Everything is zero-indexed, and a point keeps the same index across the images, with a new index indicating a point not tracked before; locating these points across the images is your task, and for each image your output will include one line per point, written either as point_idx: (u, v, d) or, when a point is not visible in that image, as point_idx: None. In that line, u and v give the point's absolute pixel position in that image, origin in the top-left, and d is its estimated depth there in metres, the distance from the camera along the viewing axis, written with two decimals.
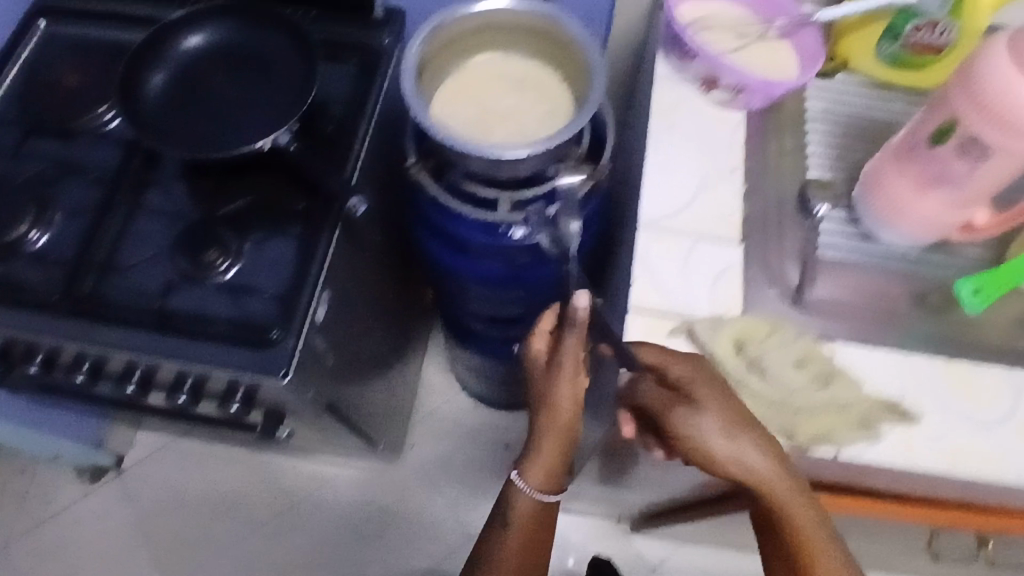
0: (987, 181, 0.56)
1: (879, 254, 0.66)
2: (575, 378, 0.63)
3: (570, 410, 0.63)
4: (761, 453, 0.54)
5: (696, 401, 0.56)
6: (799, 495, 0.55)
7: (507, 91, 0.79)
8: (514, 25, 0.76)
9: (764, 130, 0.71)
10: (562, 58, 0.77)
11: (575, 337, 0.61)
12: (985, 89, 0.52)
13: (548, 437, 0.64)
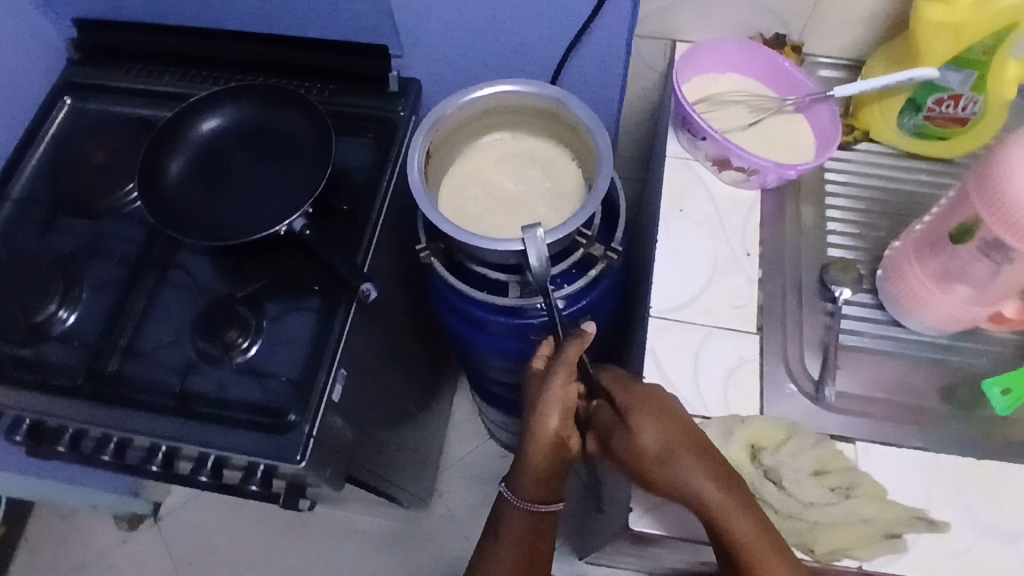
0: (1009, 282, 0.55)
1: (902, 343, 0.64)
2: (568, 387, 0.60)
3: (563, 419, 0.60)
4: (701, 474, 0.53)
5: (634, 426, 0.56)
6: (753, 529, 0.51)
7: (518, 172, 0.81)
8: (522, 110, 0.78)
9: (781, 207, 0.69)
10: (572, 141, 0.79)
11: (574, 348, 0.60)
12: (1004, 198, 0.50)
13: (539, 446, 0.60)
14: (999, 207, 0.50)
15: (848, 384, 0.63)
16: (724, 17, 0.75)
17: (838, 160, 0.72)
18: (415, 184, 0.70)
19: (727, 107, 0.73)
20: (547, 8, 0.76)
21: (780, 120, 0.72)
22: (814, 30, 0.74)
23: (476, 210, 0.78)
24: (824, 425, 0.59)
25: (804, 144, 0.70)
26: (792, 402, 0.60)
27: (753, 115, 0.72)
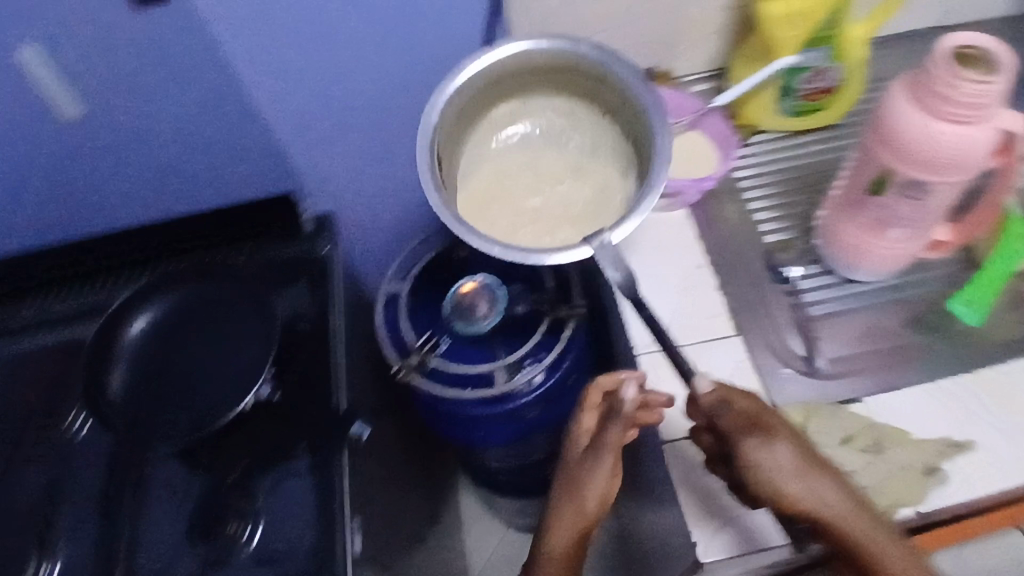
0: (934, 211, 0.60)
1: (861, 295, 0.69)
2: (610, 473, 0.61)
3: (597, 508, 0.61)
4: (841, 489, 0.54)
5: (767, 434, 0.55)
6: (886, 534, 0.53)
7: (578, 145, 0.78)
8: (531, 70, 0.72)
9: (709, 217, 0.75)
10: (605, 99, 0.73)
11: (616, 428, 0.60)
12: (903, 139, 0.55)
13: (574, 527, 0.60)
14: (906, 149, 0.55)
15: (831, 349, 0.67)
16: None
17: (739, 156, 0.79)
18: (434, 201, 0.63)
19: None
20: (438, 104, 0.82)
21: (681, 141, 0.79)
22: (677, 53, 0.82)
23: (517, 216, 0.74)
24: (829, 393, 0.63)
25: (709, 154, 0.78)
26: (794, 383, 0.63)
27: None
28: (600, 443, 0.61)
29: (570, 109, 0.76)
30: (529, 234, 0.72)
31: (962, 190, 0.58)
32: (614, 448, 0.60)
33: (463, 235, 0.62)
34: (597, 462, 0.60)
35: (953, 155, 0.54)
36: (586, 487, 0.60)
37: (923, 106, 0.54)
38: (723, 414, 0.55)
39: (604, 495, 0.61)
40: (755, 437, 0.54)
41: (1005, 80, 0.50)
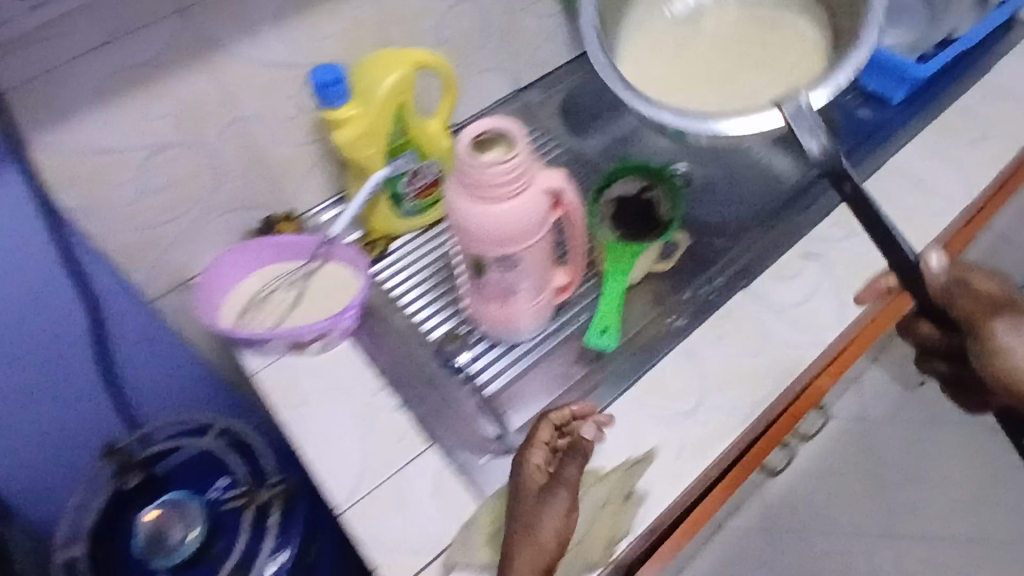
0: (533, 270, 0.64)
1: (527, 352, 0.73)
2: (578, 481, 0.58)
3: (548, 560, 0.55)
4: None
5: (1012, 319, 0.60)
6: None
7: (660, 49, 0.77)
8: (660, 56, 0.77)
9: (374, 336, 0.74)
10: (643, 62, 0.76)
11: (576, 463, 0.58)
12: (469, 229, 0.59)
13: (545, 548, 0.55)
14: (470, 234, 0.59)
15: (519, 415, 0.70)
16: (215, 232, 0.77)
17: (383, 270, 0.81)
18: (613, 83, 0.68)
19: (272, 295, 0.75)
20: None
21: (319, 277, 0.76)
22: (291, 192, 0.81)
23: (659, 71, 0.75)
24: None
25: (348, 279, 0.76)
26: (493, 467, 0.65)
27: (289, 289, 0.75)
28: (576, 443, 0.59)
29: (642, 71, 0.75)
30: (681, 94, 0.73)
31: (545, 246, 0.63)
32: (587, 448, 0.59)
33: (631, 99, 0.67)
34: (576, 459, 0.58)
35: (508, 227, 0.58)
36: (555, 503, 0.57)
37: (464, 195, 0.57)
38: (957, 298, 0.61)
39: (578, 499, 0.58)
40: (1001, 318, 0.60)
41: (512, 158, 0.55)
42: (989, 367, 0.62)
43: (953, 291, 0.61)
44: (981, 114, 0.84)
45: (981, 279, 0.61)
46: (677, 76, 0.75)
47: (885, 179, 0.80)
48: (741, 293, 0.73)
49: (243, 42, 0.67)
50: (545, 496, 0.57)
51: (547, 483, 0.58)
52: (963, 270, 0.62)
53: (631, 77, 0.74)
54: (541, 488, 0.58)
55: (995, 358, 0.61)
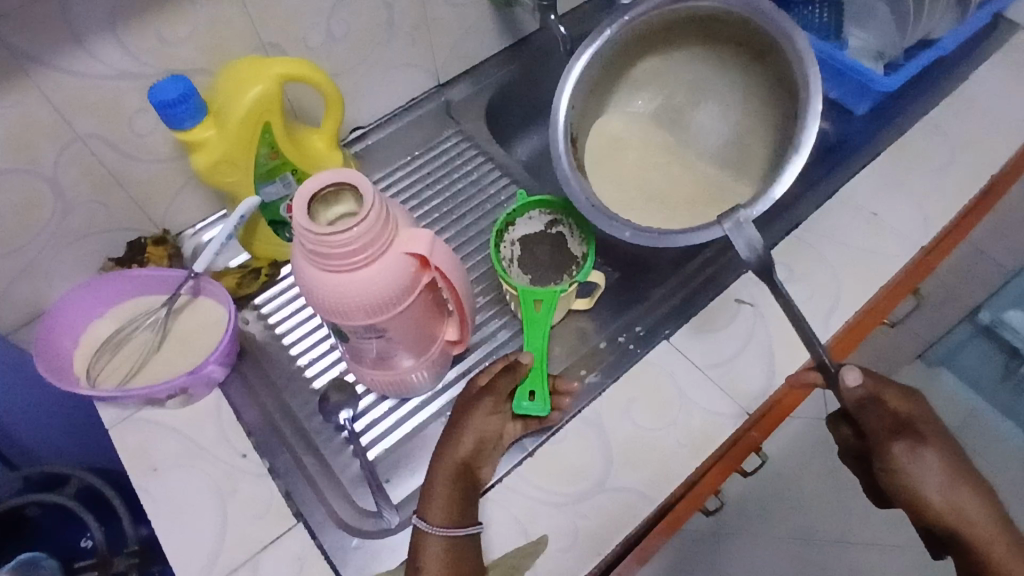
0: (411, 333, 0.56)
1: (419, 408, 0.65)
2: (489, 416, 0.59)
3: (456, 472, 0.56)
4: (941, 480, 0.52)
5: (922, 440, 0.53)
6: (987, 525, 0.52)
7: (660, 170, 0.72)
8: (626, 158, 0.72)
9: (247, 386, 0.66)
10: (651, 181, 0.71)
11: (491, 397, 0.59)
12: (319, 300, 0.49)
13: (449, 475, 0.56)
14: (322, 306, 0.49)
15: (404, 486, 0.61)
16: (71, 261, 0.67)
17: (267, 303, 0.71)
18: (564, 172, 0.65)
19: (131, 336, 0.66)
20: None
21: (188, 314, 0.67)
22: (163, 213, 0.71)
23: (649, 196, 0.70)
24: (405, 547, 0.56)
25: (220, 318, 0.67)
26: (364, 551, 0.57)
27: (152, 325, 0.66)
28: (490, 385, 0.60)
29: (640, 187, 0.70)
30: (675, 220, 0.68)
31: (421, 308, 0.55)
32: (501, 390, 0.60)
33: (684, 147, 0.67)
34: (483, 398, 0.59)
35: (365, 300, 0.49)
36: (468, 428, 0.58)
37: (311, 263, 0.47)
38: (870, 414, 0.52)
39: (485, 437, 0.58)
40: (902, 441, 0.52)
41: (363, 223, 0.46)
42: (898, 481, 0.53)
43: (868, 408, 0.52)
44: (947, 138, 0.77)
45: (896, 395, 0.54)
46: (672, 217, 0.68)
47: (835, 211, 0.73)
48: (664, 345, 0.65)
49: (73, 54, 0.57)
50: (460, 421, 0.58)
51: (457, 415, 0.59)
52: (880, 381, 0.53)
53: (597, 182, 0.69)
54: (459, 414, 0.59)
55: (908, 477, 0.52)
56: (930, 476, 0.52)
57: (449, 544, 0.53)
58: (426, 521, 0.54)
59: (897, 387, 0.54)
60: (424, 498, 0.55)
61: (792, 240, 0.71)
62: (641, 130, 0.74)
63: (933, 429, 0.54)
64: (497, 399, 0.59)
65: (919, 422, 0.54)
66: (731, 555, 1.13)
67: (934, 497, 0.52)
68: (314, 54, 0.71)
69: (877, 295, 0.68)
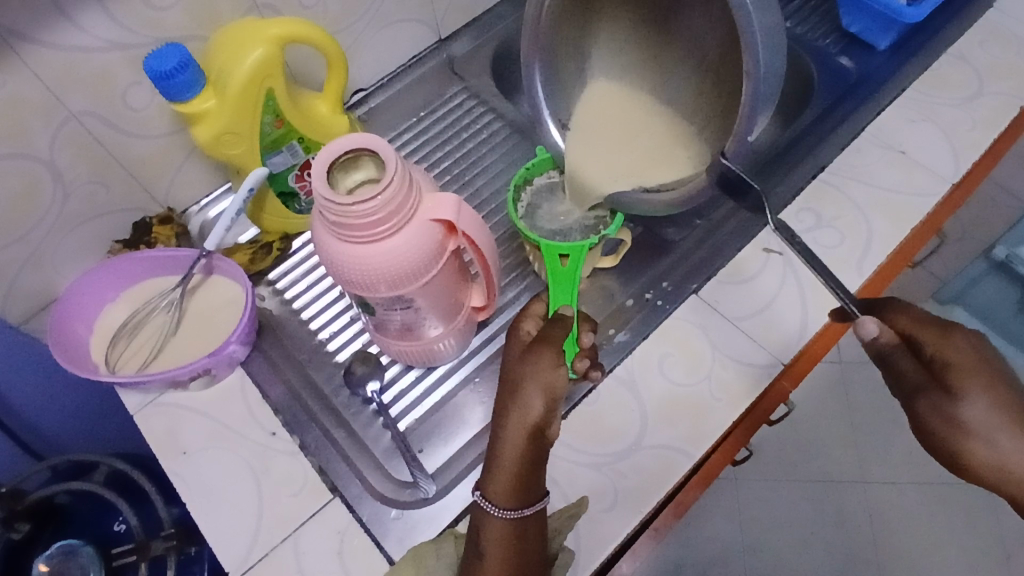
0: (438, 302, 0.54)
1: (446, 376, 0.64)
2: (556, 369, 0.49)
3: (527, 437, 0.48)
4: (980, 434, 0.46)
5: (955, 389, 0.47)
6: None
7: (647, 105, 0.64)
8: (610, 99, 0.65)
9: (269, 363, 0.64)
10: (639, 119, 0.64)
11: (548, 348, 0.50)
12: (344, 275, 0.47)
13: (515, 443, 0.48)
14: (346, 280, 0.48)
15: (438, 454, 0.60)
16: (76, 247, 0.65)
17: (282, 278, 0.69)
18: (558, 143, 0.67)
19: (147, 319, 0.64)
20: None
21: (203, 293, 0.66)
22: (166, 191, 0.68)
23: (637, 137, 0.64)
24: (446, 515, 0.56)
25: (236, 296, 0.65)
26: (404, 522, 0.56)
27: (168, 307, 0.65)
28: (544, 335, 0.51)
29: (628, 127, 0.64)
30: (665, 159, 0.62)
31: (446, 276, 0.53)
32: (556, 339, 0.51)
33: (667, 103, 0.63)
34: (541, 349, 0.50)
35: (391, 272, 0.47)
36: (529, 384, 0.49)
37: (334, 235, 0.45)
38: (899, 362, 0.49)
39: (554, 394, 0.49)
40: (929, 394, 0.47)
41: (386, 192, 0.43)
42: (930, 435, 0.48)
43: (893, 359, 0.49)
44: (974, 67, 0.75)
45: (935, 341, 0.47)
46: (649, 159, 0.62)
47: (861, 149, 0.72)
48: (694, 299, 0.64)
49: (58, 28, 0.54)
50: (516, 379, 0.50)
51: (517, 368, 0.50)
52: (910, 324, 0.48)
53: (581, 137, 0.65)
54: (510, 368, 0.51)
55: (943, 434, 0.47)
56: (973, 434, 0.46)
57: (515, 522, 0.49)
58: (487, 498, 0.49)
59: (934, 326, 0.47)
60: (486, 469, 0.49)
61: (819, 183, 0.70)
62: (636, 45, 0.65)
63: (981, 374, 0.46)
64: (557, 350, 0.50)
65: (962, 370, 0.47)
66: (755, 499, 1.14)
67: (978, 454, 0.46)
68: (310, 13, 0.68)
69: (907, 237, 0.67)
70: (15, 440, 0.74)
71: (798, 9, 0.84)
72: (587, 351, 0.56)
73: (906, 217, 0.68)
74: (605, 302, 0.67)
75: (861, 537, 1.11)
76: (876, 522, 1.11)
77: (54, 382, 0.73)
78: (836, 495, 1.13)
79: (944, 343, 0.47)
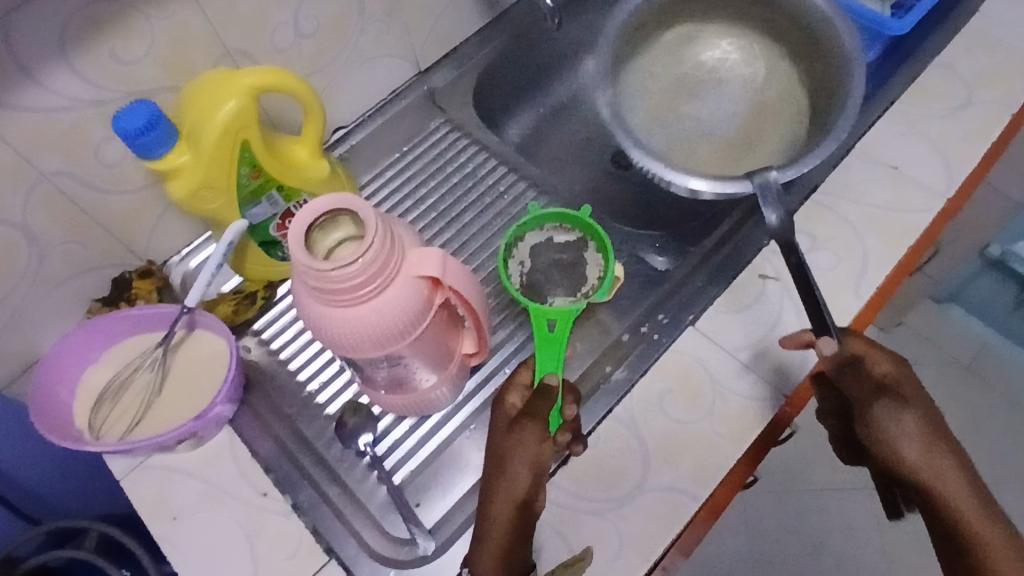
0: (427, 352, 0.53)
1: (441, 425, 0.62)
2: (541, 443, 0.51)
3: (514, 512, 0.50)
4: (920, 448, 0.49)
5: (896, 400, 0.51)
6: (968, 494, 0.48)
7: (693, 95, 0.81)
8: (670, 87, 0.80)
9: (259, 419, 0.62)
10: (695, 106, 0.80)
11: (533, 425, 0.52)
12: (329, 337, 0.46)
13: (503, 517, 0.50)
14: (333, 342, 0.46)
15: (436, 507, 0.58)
16: (54, 309, 0.63)
17: (267, 327, 0.67)
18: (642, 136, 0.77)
19: (131, 380, 0.62)
20: None
21: (186, 350, 0.63)
22: (144, 244, 0.67)
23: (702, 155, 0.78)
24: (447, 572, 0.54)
25: (221, 352, 0.63)
26: None
27: (150, 365, 0.62)
28: (530, 409, 0.53)
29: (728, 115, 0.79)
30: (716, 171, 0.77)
31: (434, 327, 0.51)
32: (542, 414, 0.52)
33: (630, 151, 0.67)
34: (526, 426, 0.52)
35: (377, 333, 0.45)
36: (516, 458, 0.51)
37: (315, 298, 0.44)
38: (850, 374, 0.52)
39: (539, 468, 0.51)
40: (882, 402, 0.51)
41: (366, 256, 0.42)
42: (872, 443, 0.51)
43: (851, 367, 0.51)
44: (960, 75, 0.75)
45: (880, 359, 0.52)
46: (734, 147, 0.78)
47: (852, 167, 0.71)
48: (691, 331, 0.62)
49: (21, 88, 0.51)
50: (502, 453, 0.52)
51: (503, 443, 0.52)
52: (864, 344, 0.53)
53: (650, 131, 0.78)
54: (498, 440, 0.53)
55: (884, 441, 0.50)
56: (912, 443, 0.50)
57: None
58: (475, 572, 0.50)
59: (884, 350, 0.53)
60: (475, 540, 0.51)
61: (813, 206, 0.69)
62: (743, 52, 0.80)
63: (920, 397, 0.52)
64: (542, 424, 0.52)
65: (904, 388, 0.52)
66: (760, 514, 1.12)
67: (912, 465, 0.49)
68: (284, 55, 0.66)
69: (904, 255, 0.66)
70: (15, 511, 0.73)
71: None
72: (570, 422, 0.55)
73: (900, 235, 0.67)
74: (601, 337, 0.66)
75: (872, 550, 1.09)
76: (882, 530, 1.10)
77: (36, 444, 0.70)
78: (841, 506, 1.12)
79: (896, 363, 0.52)
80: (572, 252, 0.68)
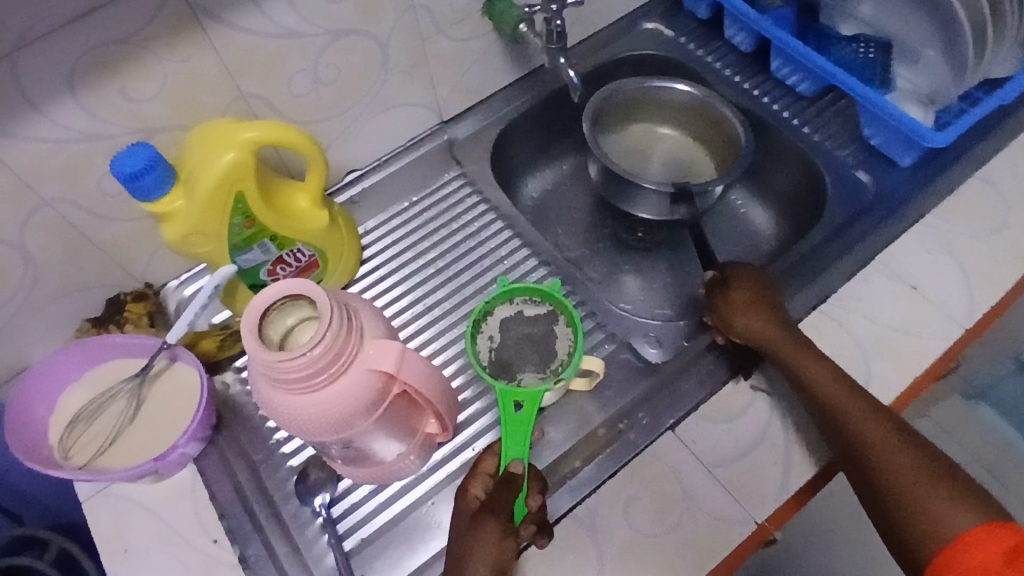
0: (386, 431, 0.52)
1: (401, 494, 0.61)
2: (503, 541, 0.50)
3: None
4: (820, 364, 0.58)
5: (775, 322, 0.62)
6: (870, 408, 0.55)
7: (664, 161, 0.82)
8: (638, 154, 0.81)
9: (225, 461, 0.62)
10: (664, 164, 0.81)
11: (495, 521, 0.50)
12: (283, 421, 0.45)
13: None
14: (288, 425, 0.45)
15: None
16: (45, 324, 0.64)
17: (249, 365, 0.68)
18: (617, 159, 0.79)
19: (107, 404, 0.63)
20: None
21: (163, 381, 0.64)
22: (142, 270, 0.68)
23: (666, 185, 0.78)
24: None
25: (195, 388, 0.63)
26: None
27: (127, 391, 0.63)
28: (493, 504, 0.51)
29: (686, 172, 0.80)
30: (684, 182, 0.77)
31: (395, 408, 0.50)
32: (504, 509, 0.51)
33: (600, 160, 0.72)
34: (486, 523, 0.50)
35: (331, 420, 0.45)
36: (477, 557, 0.49)
37: (268, 383, 0.43)
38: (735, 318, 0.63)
39: (501, 567, 0.50)
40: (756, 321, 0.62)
41: (320, 347, 0.41)
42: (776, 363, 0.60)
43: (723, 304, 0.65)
44: (1002, 194, 0.70)
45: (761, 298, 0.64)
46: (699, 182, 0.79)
47: (870, 279, 0.67)
48: (669, 435, 0.60)
49: (27, 121, 0.53)
50: (464, 551, 0.50)
51: (464, 539, 0.51)
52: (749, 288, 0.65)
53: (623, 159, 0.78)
54: (460, 536, 0.51)
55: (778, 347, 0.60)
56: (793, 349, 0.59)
57: None
58: None
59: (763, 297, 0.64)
60: None
61: (820, 317, 0.66)
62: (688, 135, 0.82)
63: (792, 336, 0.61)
64: (504, 520, 0.50)
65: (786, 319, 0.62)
66: None
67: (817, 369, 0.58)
68: (302, 101, 0.66)
69: (912, 382, 0.62)
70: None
71: (819, 113, 0.79)
72: (534, 514, 0.53)
73: (909, 360, 0.63)
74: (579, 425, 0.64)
75: None
76: None
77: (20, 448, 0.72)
78: None
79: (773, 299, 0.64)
80: (542, 326, 0.66)
